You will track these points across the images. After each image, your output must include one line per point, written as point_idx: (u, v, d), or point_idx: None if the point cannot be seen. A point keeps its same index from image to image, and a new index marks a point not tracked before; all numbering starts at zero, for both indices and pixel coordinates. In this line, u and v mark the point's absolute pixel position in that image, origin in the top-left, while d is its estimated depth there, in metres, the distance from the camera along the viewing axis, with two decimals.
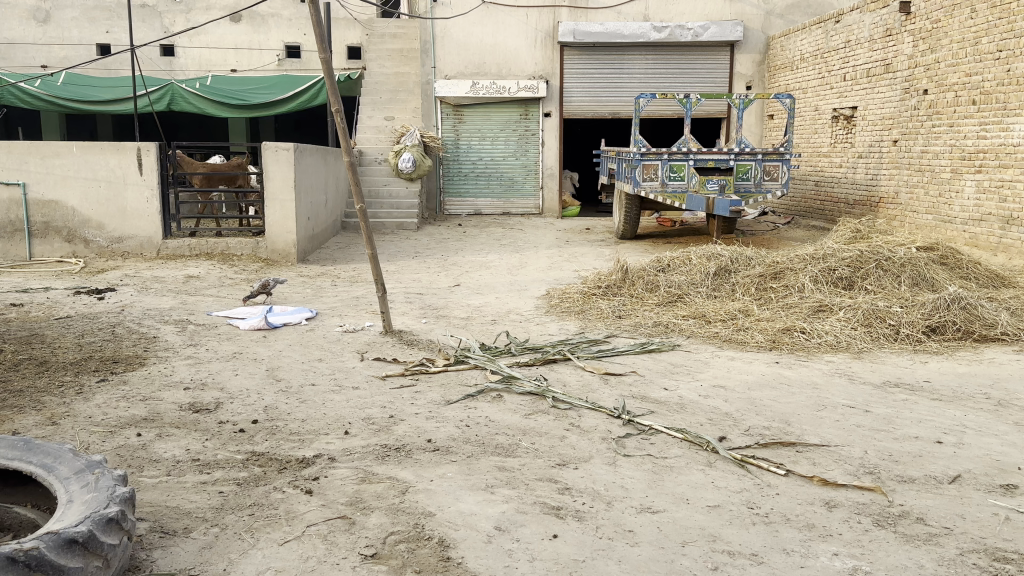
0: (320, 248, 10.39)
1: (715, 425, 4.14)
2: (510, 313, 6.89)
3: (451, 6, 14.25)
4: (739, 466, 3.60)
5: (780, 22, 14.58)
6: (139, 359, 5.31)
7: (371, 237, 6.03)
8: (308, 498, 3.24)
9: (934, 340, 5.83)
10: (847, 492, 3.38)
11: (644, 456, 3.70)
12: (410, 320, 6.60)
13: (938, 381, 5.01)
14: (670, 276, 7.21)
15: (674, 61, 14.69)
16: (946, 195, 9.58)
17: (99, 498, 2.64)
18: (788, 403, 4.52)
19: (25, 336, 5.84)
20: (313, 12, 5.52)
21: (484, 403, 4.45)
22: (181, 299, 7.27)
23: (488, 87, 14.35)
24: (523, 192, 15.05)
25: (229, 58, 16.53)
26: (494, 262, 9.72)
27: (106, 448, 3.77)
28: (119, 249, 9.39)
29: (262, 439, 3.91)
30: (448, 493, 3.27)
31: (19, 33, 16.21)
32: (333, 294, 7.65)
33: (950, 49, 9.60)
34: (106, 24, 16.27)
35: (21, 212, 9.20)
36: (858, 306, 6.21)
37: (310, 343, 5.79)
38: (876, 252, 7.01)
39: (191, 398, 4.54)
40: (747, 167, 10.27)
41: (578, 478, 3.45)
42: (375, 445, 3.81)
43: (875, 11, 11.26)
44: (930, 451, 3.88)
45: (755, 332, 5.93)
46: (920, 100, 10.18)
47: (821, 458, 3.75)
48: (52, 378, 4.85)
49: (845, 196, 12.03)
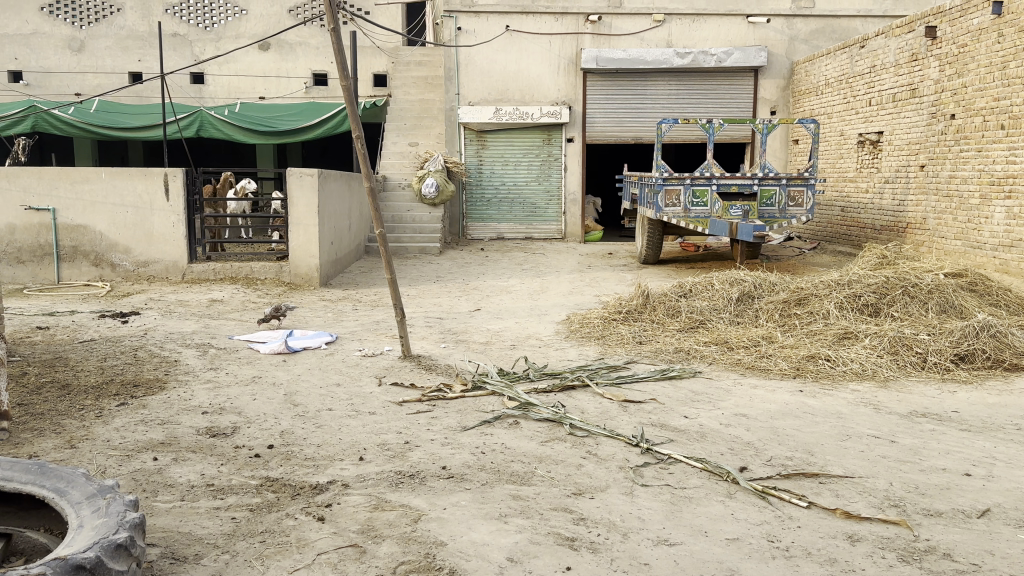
0: (343, 272, 10.44)
1: (736, 455, 4.06)
2: (529, 338, 6.86)
3: (476, 34, 14.38)
4: (760, 498, 3.52)
5: (804, 47, 14.55)
6: (159, 382, 5.33)
7: (391, 261, 5.97)
8: (320, 525, 3.21)
9: (963, 368, 5.69)
10: (870, 525, 3.29)
11: (662, 486, 3.64)
12: (429, 344, 6.59)
13: (967, 411, 4.88)
14: (692, 301, 7.14)
15: (697, 87, 14.70)
16: (975, 221, 9.42)
17: (109, 523, 2.64)
18: (812, 432, 4.43)
19: (49, 359, 5.90)
20: (336, 39, 5.56)
21: (500, 429, 4.41)
22: (204, 323, 7.32)
23: (511, 113, 14.46)
24: (546, 218, 15.08)
25: (257, 86, 16.80)
26: (515, 287, 9.72)
27: (122, 472, 3.77)
28: (145, 272, 9.51)
29: (276, 464, 3.89)
30: (460, 522, 3.22)
31: (54, 62, 16.61)
32: (354, 318, 7.67)
33: (977, 74, 9.51)
34: (137, 53, 16.62)
35: (50, 236, 9.35)
36: (883, 333, 6.10)
37: (329, 367, 5.80)
38: (902, 278, 6.91)
39: (209, 422, 4.54)
40: (772, 192, 10.18)
41: (594, 508, 3.38)
42: (389, 472, 3.78)
43: (899, 35, 11.19)
44: (958, 483, 3.77)
45: (778, 359, 5.84)
46: (947, 125, 10.08)
47: (845, 489, 3.66)
48: (73, 401, 4.88)
49: (872, 222, 11.87)
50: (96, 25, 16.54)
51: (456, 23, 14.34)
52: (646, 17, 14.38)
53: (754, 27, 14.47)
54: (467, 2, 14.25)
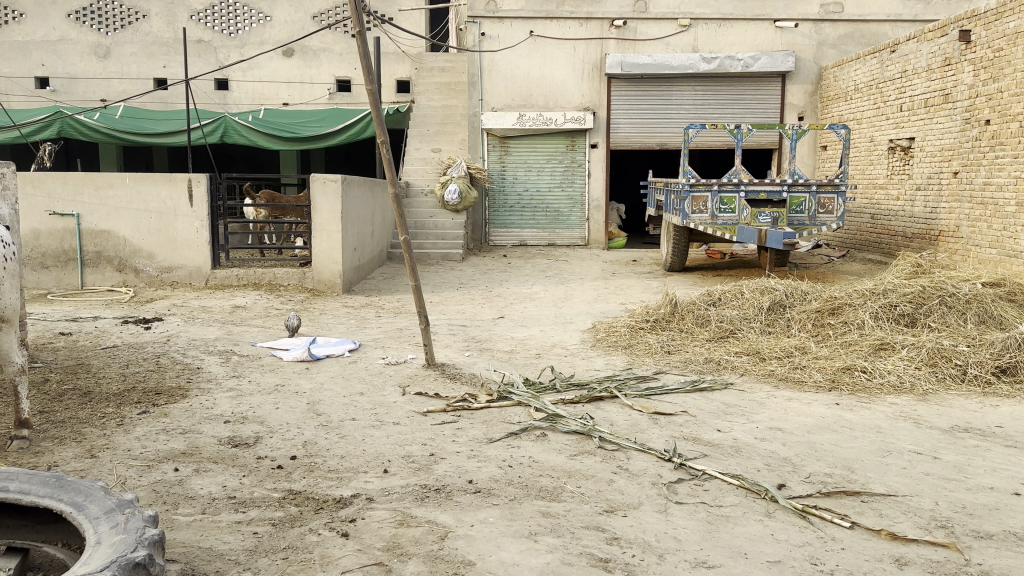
0: (365, 278, 10.38)
1: (773, 472, 3.91)
2: (554, 347, 6.73)
3: (500, 40, 14.28)
4: (801, 517, 3.38)
5: (832, 52, 14.36)
6: (181, 391, 5.26)
7: (415, 267, 5.82)
8: (344, 542, 3.11)
9: (1005, 381, 5.49)
10: (918, 548, 3.14)
11: (698, 504, 3.50)
12: (453, 352, 6.48)
13: (1011, 426, 4.69)
14: (721, 310, 6.98)
15: (724, 92, 14.52)
16: (1011, 229, 9.16)
17: (127, 540, 2.55)
18: (851, 448, 4.28)
19: (72, 365, 5.86)
20: (361, 44, 5.46)
21: (528, 442, 4.29)
22: (227, 329, 7.27)
23: (535, 119, 14.42)
24: (569, 224, 14.96)
25: (281, 92, 16.83)
26: (539, 294, 9.59)
27: (142, 483, 3.70)
28: (169, 278, 9.49)
29: (299, 476, 3.80)
30: (489, 540, 3.11)
31: (80, 68, 16.74)
32: (377, 325, 7.59)
33: (1013, 79, 9.28)
34: (163, 59, 16.70)
35: (74, 242, 9.37)
36: (921, 345, 5.92)
37: (352, 375, 5.71)
38: (939, 288, 6.71)
39: (231, 431, 4.46)
40: (802, 199, 9.97)
41: (627, 526, 3.26)
42: (415, 486, 3.67)
43: (932, 40, 10.97)
44: (1008, 503, 3.60)
45: (813, 370, 5.68)
46: (981, 130, 9.85)
47: (889, 509, 3.51)
48: (95, 409, 4.82)
49: (903, 229, 11.64)
50: (122, 32, 16.67)
51: (480, 28, 14.25)
52: (671, 22, 14.24)
53: (782, 31, 14.29)
54: (491, 7, 14.16)
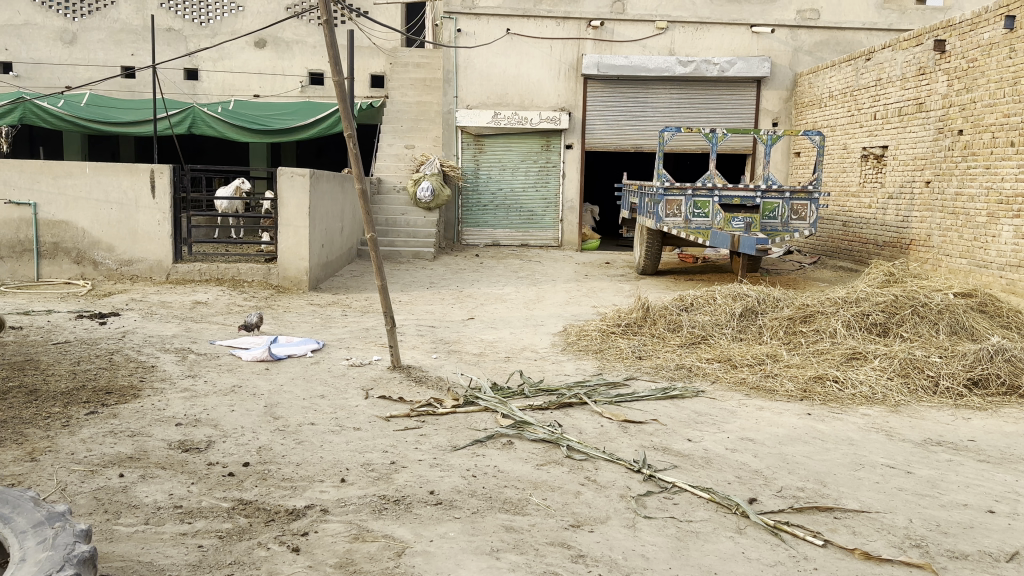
0: (333, 276, 10.16)
1: (744, 485, 3.80)
2: (524, 351, 6.58)
3: (475, 36, 14.11)
4: (772, 534, 3.26)
5: (808, 59, 14.38)
6: (133, 390, 5.04)
7: (381, 266, 5.62)
8: (294, 557, 2.94)
9: (977, 395, 5.44)
10: (893, 569, 3.04)
11: (667, 519, 3.37)
12: (420, 354, 6.31)
13: (984, 440, 4.63)
14: (693, 316, 6.87)
15: (700, 96, 14.50)
16: (981, 240, 9.17)
17: (53, 558, 2.35)
18: (823, 461, 4.18)
19: (19, 361, 5.60)
20: (329, 33, 5.26)
21: (492, 450, 4.14)
22: (186, 326, 7.03)
23: (510, 118, 14.19)
24: (542, 225, 14.83)
25: (252, 84, 16.52)
26: (511, 295, 9.43)
27: (84, 490, 3.49)
28: (129, 271, 9.21)
29: (251, 485, 3.61)
30: (448, 558, 2.95)
31: (45, 54, 16.31)
32: (343, 325, 7.37)
33: (987, 89, 9.30)
34: (131, 47, 16.34)
35: (30, 232, 9.05)
36: (893, 355, 5.86)
37: (314, 377, 5.52)
38: (912, 297, 6.67)
39: (182, 435, 4.26)
40: (774, 206, 9.92)
41: (594, 543, 3.12)
42: (373, 497, 3.50)
43: (907, 49, 11.00)
44: (983, 521, 3.51)
45: (784, 380, 5.58)
46: (954, 140, 9.87)
47: (862, 526, 3.41)
48: (39, 409, 4.59)
49: (875, 237, 11.66)
50: (89, 18, 16.24)
51: (456, 24, 14.07)
52: (648, 24, 14.17)
53: (759, 37, 14.28)
54: (468, 3, 13.99)
